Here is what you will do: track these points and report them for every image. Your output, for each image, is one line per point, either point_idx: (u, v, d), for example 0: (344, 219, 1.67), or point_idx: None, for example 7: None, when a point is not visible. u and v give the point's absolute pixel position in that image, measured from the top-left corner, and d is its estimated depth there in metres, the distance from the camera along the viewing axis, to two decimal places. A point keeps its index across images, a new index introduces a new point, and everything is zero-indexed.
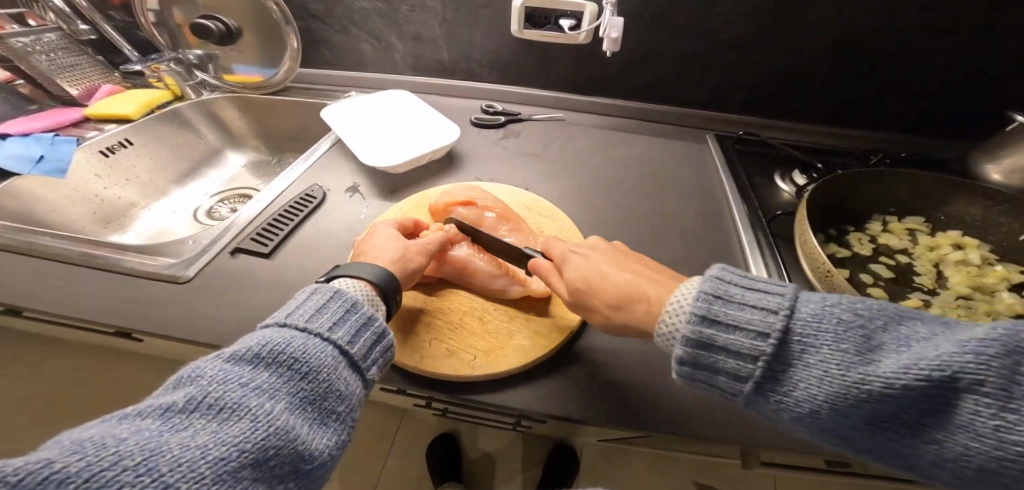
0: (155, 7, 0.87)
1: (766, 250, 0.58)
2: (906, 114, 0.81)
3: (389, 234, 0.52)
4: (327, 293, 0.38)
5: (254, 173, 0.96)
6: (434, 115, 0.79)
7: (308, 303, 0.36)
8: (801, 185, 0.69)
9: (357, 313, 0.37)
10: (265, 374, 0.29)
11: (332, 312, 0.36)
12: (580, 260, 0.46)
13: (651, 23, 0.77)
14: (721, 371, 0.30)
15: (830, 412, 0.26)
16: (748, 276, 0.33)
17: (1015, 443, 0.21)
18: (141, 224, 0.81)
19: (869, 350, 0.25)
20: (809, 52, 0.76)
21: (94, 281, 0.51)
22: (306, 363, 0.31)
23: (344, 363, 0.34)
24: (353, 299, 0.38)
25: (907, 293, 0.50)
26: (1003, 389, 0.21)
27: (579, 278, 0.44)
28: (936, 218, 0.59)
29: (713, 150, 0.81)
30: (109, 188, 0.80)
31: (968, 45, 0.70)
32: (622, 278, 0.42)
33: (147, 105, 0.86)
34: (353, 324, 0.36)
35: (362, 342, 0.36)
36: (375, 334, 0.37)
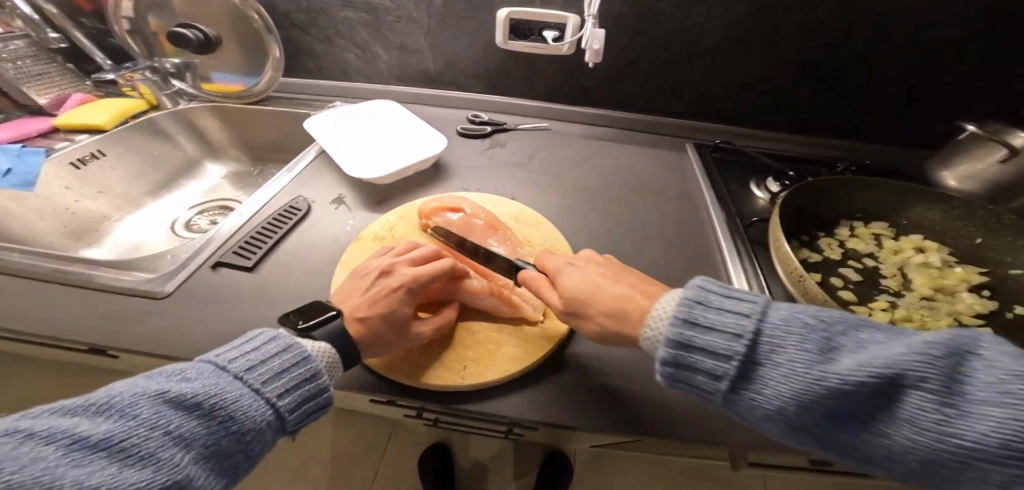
0: (131, 14, 0.85)
1: (745, 254, 0.61)
2: (871, 123, 0.85)
3: (387, 289, 0.47)
4: (300, 356, 0.37)
5: (235, 184, 0.94)
6: (420, 126, 0.79)
7: (274, 362, 0.35)
8: (775, 192, 0.72)
9: (313, 383, 0.36)
10: (193, 423, 0.28)
11: (289, 377, 0.35)
12: (574, 273, 0.46)
13: (631, 35, 0.80)
14: (797, 415, 0.27)
15: (926, 464, 0.23)
16: (830, 313, 0.30)
17: (957, 436, 0.22)
18: (114, 238, 0.78)
19: (993, 402, 0.22)
20: (779, 63, 0.80)
21: (66, 296, 0.49)
22: (237, 424, 0.30)
23: (274, 426, 0.33)
24: (317, 368, 0.37)
25: (874, 295, 0.53)
26: (945, 386, 0.23)
27: (576, 288, 0.44)
28: (899, 222, 0.62)
29: (692, 157, 0.84)
30: (81, 200, 0.77)
31: (925, 57, 0.75)
32: (616, 291, 0.42)
33: (121, 113, 0.84)
34: (306, 392, 0.36)
35: (300, 411, 0.35)
36: (321, 404, 0.37)
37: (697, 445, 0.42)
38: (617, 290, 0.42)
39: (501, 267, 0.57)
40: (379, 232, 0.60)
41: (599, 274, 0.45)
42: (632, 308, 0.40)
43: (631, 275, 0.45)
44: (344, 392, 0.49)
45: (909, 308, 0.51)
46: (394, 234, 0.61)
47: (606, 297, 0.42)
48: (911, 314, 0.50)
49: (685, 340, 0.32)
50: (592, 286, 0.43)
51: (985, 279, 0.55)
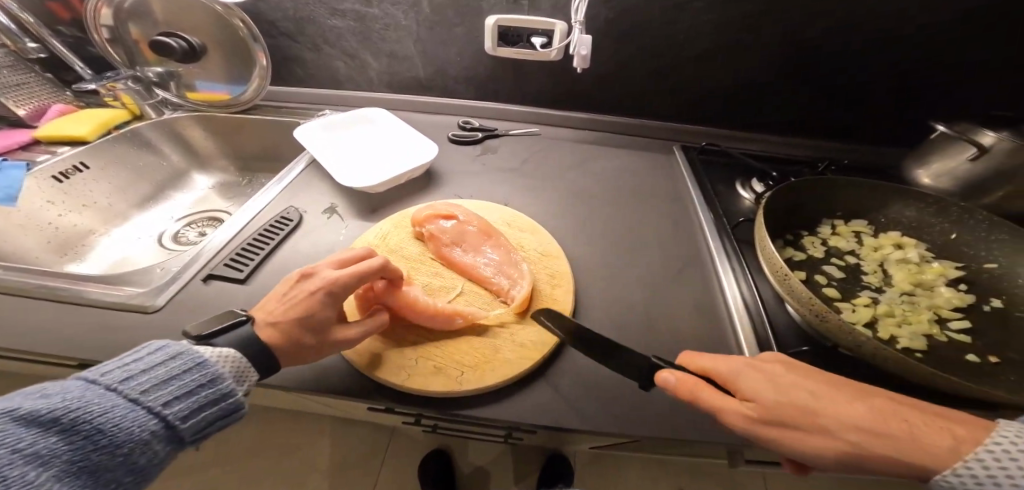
0: (111, 21, 0.84)
1: (732, 254, 0.63)
2: (848, 125, 0.89)
3: (306, 291, 0.44)
4: (192, 362, 0.35)
5: (224, 194, 0.93)
6: (412, 133, 0.79)
7: (159, 370, 0.33)
8: (759, 192, 0.74)
9: (211, 389, 0.35)
10: (51, 440, 0.26)
11: (180, 384, 0.33)
12: (764, 379, 0.36)
13: (617, 41, 0.82)
14: None
15: None
16: None
17: None
18: (101, 252, 0.76)
19: None
20: (760, 67, 0.82)
21: (52, 312, 0.48)
22: (109, 436, 0.28)
23: (160, 438, 0.31)
24: (215, 372, 0.35)
25: (857, 291, 0.55)
26: None
27: (778, 396, 0.34)
28: (877, 220, 0.65)
29: (680, 160, 0.86)
30: (65, 215, 0.75)
31: (897, 60, 0.78)
32: (853, 407, 0.33)
33: (103, 125, 0.81)
34: (199, 400, 0.34)
35: (196, 418, 0.33)
36: (220, 411, 0.35)
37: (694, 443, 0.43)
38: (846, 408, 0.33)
39: (495, 272, 0.57)
40: (373, 241, 0.60)
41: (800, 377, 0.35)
42: (886, 430, 0.31)
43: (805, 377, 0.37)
44: (342, 401, 0.49)
45: (890, 303, 0.53)
46: (387, 243, 0.61)
47: (841, 411, 0.32)
48: (893, 309, 0.52)
49: None
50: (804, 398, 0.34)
51: (961, 273, 0.58)
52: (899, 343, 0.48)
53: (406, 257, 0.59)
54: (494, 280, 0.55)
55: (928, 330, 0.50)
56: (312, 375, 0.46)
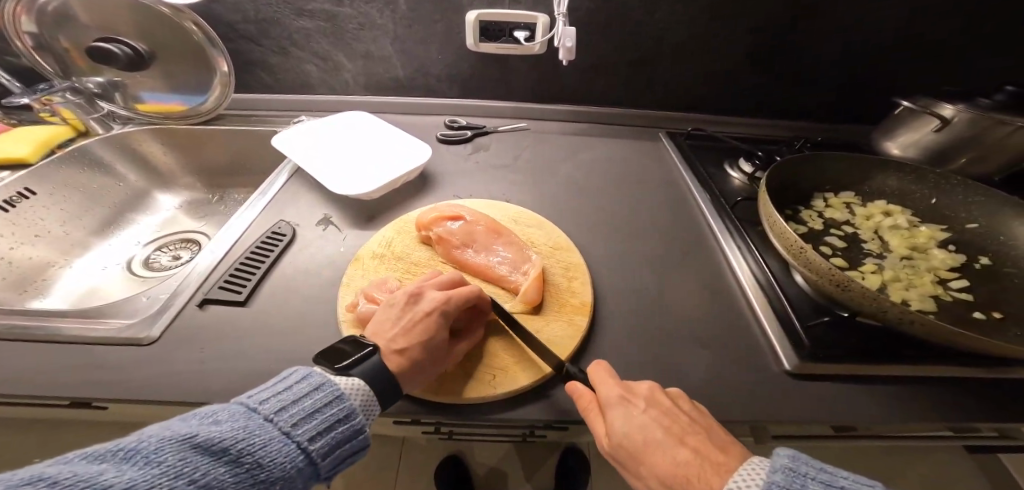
0: (34, 28, 0.74)
1: (736, 232, 0.65)
2: (818, 105, 0.94)
3: (421, 315, 0.44)
4: (333, 394, 0.34)
5: (194, 213, 0.85)
6: (401, 135, 0.76)
7: (306, 402, 0.32)
8: (749, 172, 0.77)
9: (347, 425, 0.33)
10: (219, 474, 0.25)
11: (322, 418, 0.32)
12: (628, 413, 0.37)
13: (599, 33, 0.82)
14: None
15: None
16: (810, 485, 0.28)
17: None
18: (64, 285, 0.67)
19: None
20: (737, 53, 0.84)
21: (22, 356, 0.41)
22: (266, 473, 0.27)
23: (303, 475, 0.30)
24: (350, 406, 0.34)
25: (860, 260, 0.58)
26: None
27: (628, 436, 0.35)
28: (863, 191, 0.69)
29: (668, 146, 0.88)
30: (17, 247, 0.66)
31: (861, 40, 0.82)
32: (676, 457, 0.33)
33: (44, 144, 0.72)
34: (336, 436, 0.32)
35: (332, 453, 0.32)
36: (351, 449, 0.33)
37: (737, 424, 0.43)
38: (656, 458, 0.33)
39: (510, 270, 0.55)
40: (378, 249, 0.57)
41: (636, 425, 0.36)
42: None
43: (685, 416, 0.37)
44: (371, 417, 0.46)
45: (895, 268, 0.56)
46: (393, 250, 0.58)
47: (665, 460, 0.33)
48: (898, 274, 0.55)
49: None
50: (634, 442, 0.35)
51: (947, 235, 0.62)
52: (911, 305, 0.51)
53: (416, 262, 0.57)
54: (511, 279, 0.54)
55: (931, 291, 0.53)
56: None
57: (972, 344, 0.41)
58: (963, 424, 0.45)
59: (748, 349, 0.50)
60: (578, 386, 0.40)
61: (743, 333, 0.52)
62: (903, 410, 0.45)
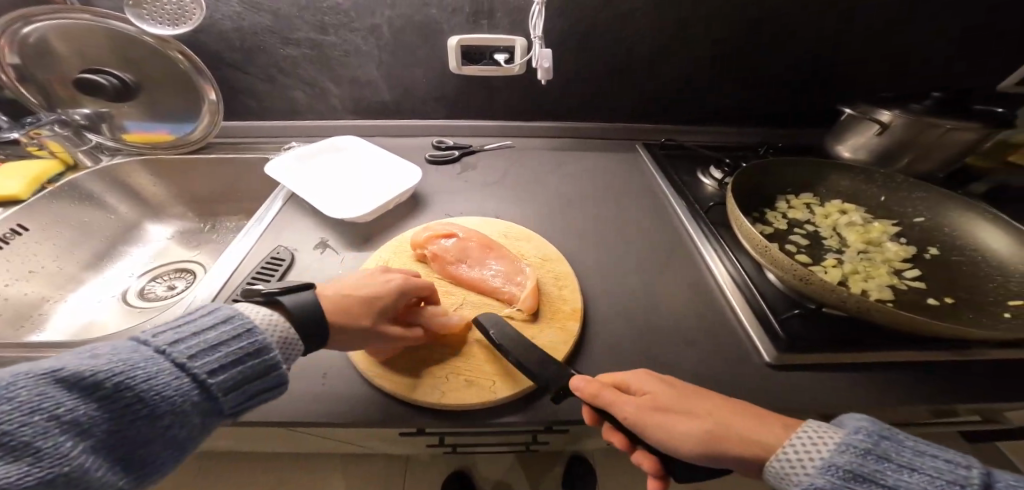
0: (16, 59, 0.73)
1: (710, 235, 0.70)
2: (779, 113, 1.01)
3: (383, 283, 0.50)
4: (240, 328, 0.35)
5: (187, 243, 0.86)
6: (391, 157, 0.79)
7: (207, 336, 0.33)
8: (719, 178, 0.83)
9: (255, 359, 0.35)
10: (88, 407, 0.26)
11: (226, 351, 0.34)
12: (657, 385, 0.41)
13: (574, 53, 0.87)
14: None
15: None
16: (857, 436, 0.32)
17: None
18: (60, 320, 0.67)
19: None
20: (702, 67, 0.91)
21: None
22: (148, 405, 0.28)
23: (207, 407, 0.31)
24: (245, 328, 0.36)
25: (822, 255, 0.64)
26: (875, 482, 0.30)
27: (666, 401, 0.39)
28: (821, 191, 0.75)
29: (644, 156, 0.94)
30: (12, 283, 0.65)
31: (813, 51, 0.89)
32: (716, 406, 0.38)
33: (36, 179, 0.72)
34: (240, 370, 0.34)
35: (229, 375, 0.33)
36: (263, 382, 0.35)
37: None
38: (703, 412, 0.37)
39: (504, 282, 0.58)
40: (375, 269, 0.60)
41: (657, 390, 0.40)
42: (729, 428, 0.35)
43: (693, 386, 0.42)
44: (378, 429, 0.48)
45: (853, 262, 0.62)
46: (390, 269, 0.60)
47: (710, 409, 0.38)
48: (857, 267, 0.61)
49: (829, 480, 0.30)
50: (676, 407, 0.38)
51: (898, 228, 0.69)
52: (870, 295, 0.56)
53: None
54: (504, 290, 0.57)
55: (886, 280, 0.59)
56: (347, 406, 0.45)
57: (919, 326, 0.46)
58: (920, 401, 0.50)
59: (727, 344, 0.54)
60: (582, 381, 0.42)
61: (723, 329, 0.56)
62: (866, 391, 0.50)
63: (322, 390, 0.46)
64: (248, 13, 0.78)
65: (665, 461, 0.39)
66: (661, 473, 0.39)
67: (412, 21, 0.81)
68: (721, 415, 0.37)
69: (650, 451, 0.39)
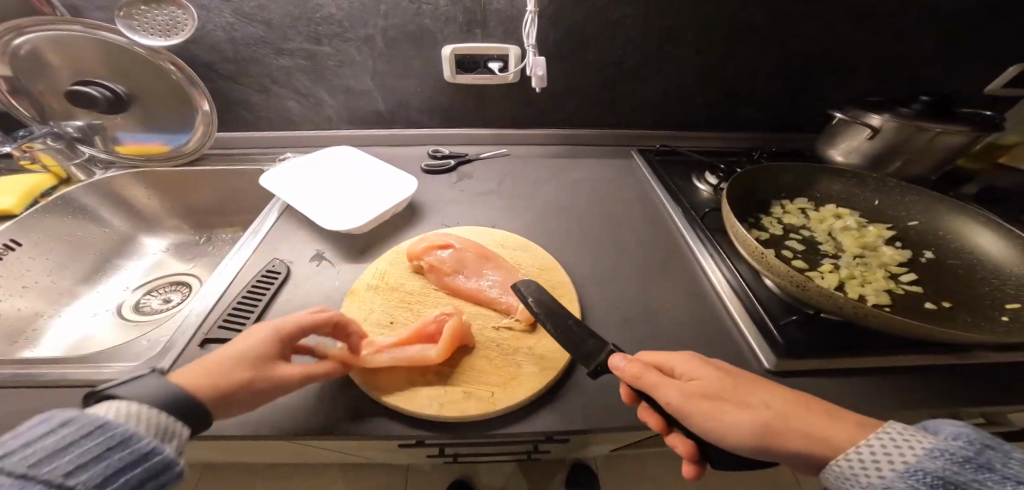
0: (8, 72, 0.73)
1: (707, 241, 0.70)
2: (772, 117, 1.02)
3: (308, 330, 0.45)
4: (89, 425, 0.28)
5: (182, 255, 0.86)
6: (386, 167, 0.79)
7: (45, 442, 0.26)
8: (715, 183, 0.83)
9: (127, 449, 0.28)
10: None
11: (81, 451, 0.26)
12: (708, 372, 0.39)
13: (568, 60, 0.87)
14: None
15: None
16: (948, 440, 0.30)
17: None
18: (54, 335, 0.66)
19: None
20: (695, 73, 0.91)
21: (26, 406, 0.42)
22: None
23: None
24: (101, 419, 0.28)
25: (819, 261, 0.64)
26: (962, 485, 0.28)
27: (720, 388, 0.37)
28: (816, 196, 0.75)
29: (639, 163, 0.94)
30: (4, 299, 0.64)
31: (803, 56, 0.90)
32: (775, 399, 0.36)
33: (29, 193, 0.71)
34: (113, 464, 0.27)
35: (97, 471, 0.26)
36: (147, 473, 0.28)
37: None
38: (760, 403, 0.35)
39: (501, 292, 0.58)
40: (372, 281, 0.59)
41: (706, 377, 0.38)
42: (789, 423, 0.34)
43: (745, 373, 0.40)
44: (375, 444, 0.48)
45: (850, 266, 0.62)
46: (387, 281, 0.60)
47: (766, 401, 0.36)
48: (854, 272, 0.61)
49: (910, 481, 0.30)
50: (728, 394, 0.36)
51: (893, 232, 0.69)
52: (867, 300, 0.56)
53: (409, 291, 0.59)
54: (501, 300, 0.57)
55: (884, 285, 0.59)
56: (344, 421, 0.45)
57: (917, 331, 0.46)
58: (923, 406, 0.50)
59: (726, 351, 0.54)
60: (624, 362, 0.41)
61: (722, 336, 0.56)
62: (867, 397, 0.50)
63: (319, 405, 0.46)
64: (241, 24, 0.78)
65: (700, 447, 0.39)
66: (695, 458, 0.40)
67: (405, 31, 0.81)
68: (778, 407, 0.35)
69: (686, 435, 0.40)
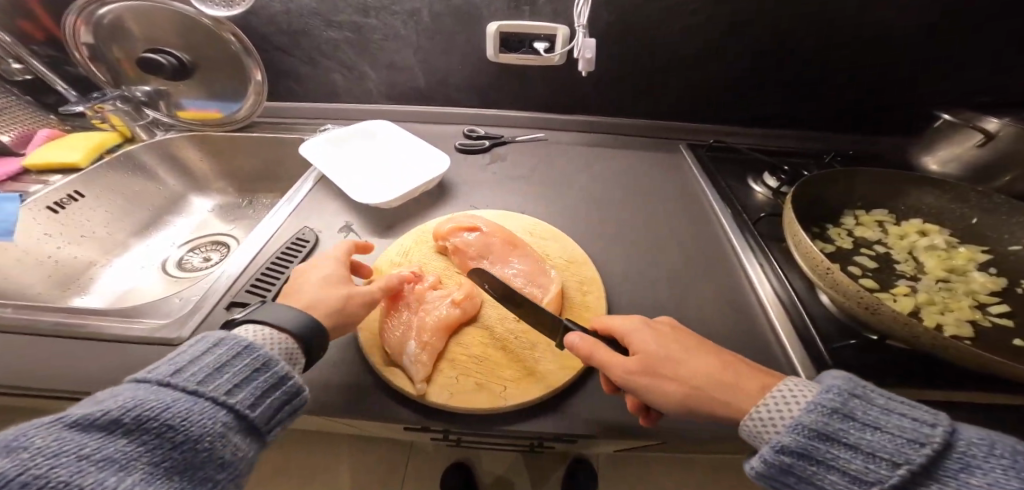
0: (91, 39, 0.79)
1: (757, 249, 0.63)
2: (854, 114, 0.89)
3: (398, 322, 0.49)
4: (237, 348, 0.33)
5: (225, 217, 0.90)
6: (421, 145, 0.78)
7: (219, 360, 0.31)
8: (774, 186, 0.75)
9: (267, 374, 0.33)
10: (120, 444, 0.24)
11: (238, 371, 0.31)
12: (649, 343, 0.39)
13: (622, 42, 0.81)
14: (799, 459, 0.30)
15: (809, 459, 0.29)
16: (828, 391, 0.31)
17: (828, 464, 0.29)
18: (104, 284, 0.72)
19: (875, 452, 0.28)
20: (766, 63, 0.82)
21: (68, 351, 0.44)
22: (182, 432, 0.26)
23: (238, 428, 0.29)
24: (265, 355, 0.33)
25: (893, 281, 0.56)
26: (836, 439, 0.29)
27: (657, 356, 0.38)
28: (898, 208, 0.66)
29: (689, 157, 0.87)
30: (63, 246, 0.71)
31: (895, 48, 0.79)
32: (704, 367, 0.37)
33: (95, 149, 0.77)
34: (260, 384, 0.32)
35: (267, 404, 0.32)
36: (285, 394, 0.33)
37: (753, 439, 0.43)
38: (694, 373, 0.37)
39: (526, 283, 0.56)
40: (396, 257, 0.59)
41: (647, 346, 0.39)
42: (716, 393, 0.36)
43: (683, 335, 0.40)
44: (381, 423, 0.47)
45: (929, 291, 0.54)
46: (410, 259, 0.60)
47: (698, 370, 0.37)
48: (933, 297, 0.53)
49: (803, 442, 0.30)
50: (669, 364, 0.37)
51: (989, 256, 0.59)
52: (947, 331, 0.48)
53: (433, 272, 0.59)
54: (525, 292, 0.54)
55: (969, 315, 0.50)
56: (353, 400, 0.44)
57: (1011, 375, 0.38)
58: None
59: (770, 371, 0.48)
60: (574, 336, 0.41)
61: (763, 353, 0.51)
62: None
63: (331, 381, 0.46)
64: None
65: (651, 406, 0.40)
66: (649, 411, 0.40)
67: (451, 6, 0.78)
68: (708, 373, 0.37)
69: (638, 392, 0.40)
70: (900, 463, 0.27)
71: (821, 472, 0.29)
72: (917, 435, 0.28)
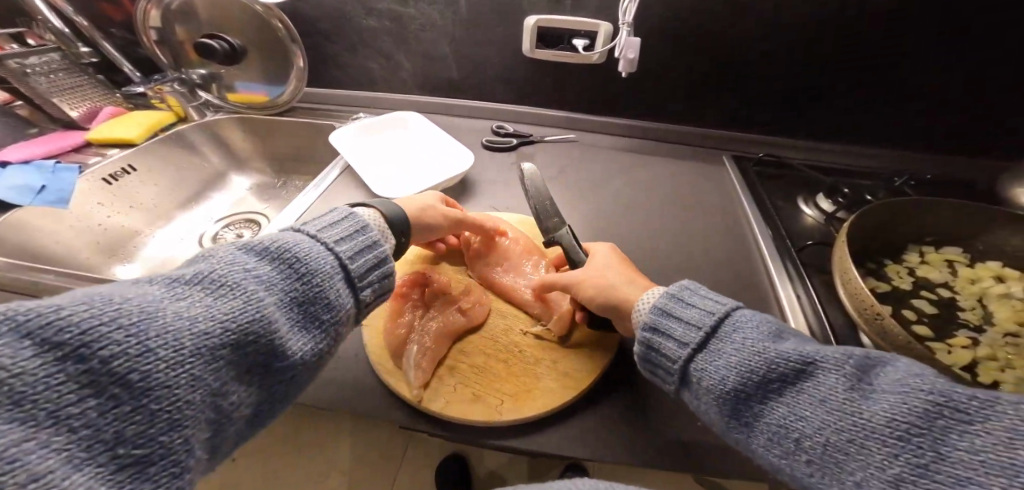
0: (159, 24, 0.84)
1: (799, 280, 0.57)
2: (935, 132, 0.78)
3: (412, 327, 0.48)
4: (298, 254, 0.34)
5: (260, 195, 0.94)
6: (446, 139, 0.76)
7: (285, 261, 0.33)
8: (827, 210, 0.68)
9: (321, 282, 0.34)
10: (215, 300, 0.27)
11: (299, 274, 0.33)
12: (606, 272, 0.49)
13: (669, 40, 0.75)
14: (647, 355, 0.38)
15: (650, 353, 0.38)
16: (668, 294, 0.40)
17: (661, 354, 0.37)
18: (145, 254, 0.78)
19: (684, 335, 0.36)
20: (833, 70, 0.74)
21: None
22: (258, 306, 0.29)
23: (295, 322, 0.32)
24: (320, 266, 0.34)
25: (952, 331, 0.48)
26: (661, 333, 0.37)
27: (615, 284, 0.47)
28: (974, 247, 0.57)
29: (732, 170, 0.80)
30: (113, 216, 0.77)
31: (997, 58, 0.68)
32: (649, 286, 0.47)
33: (150, 127, 0.83)
34: (314, 288, 0.33)
35: (318, 312, 0.33)
36: (334, 302, 0.35)
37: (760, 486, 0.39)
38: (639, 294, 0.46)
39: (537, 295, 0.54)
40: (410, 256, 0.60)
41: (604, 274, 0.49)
42: None
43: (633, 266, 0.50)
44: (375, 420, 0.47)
45: (995, 346, 0.46)
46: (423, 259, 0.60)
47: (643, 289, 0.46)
48: (998, 354, 0.45)
49: (646, 339, 0.38)
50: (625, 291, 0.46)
51: None
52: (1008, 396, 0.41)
53: (447, 275, 0.59)
54: (536, 304, 0.52)
55: None
56: (349, 394, 0.44)
57: None
58: None
59: None
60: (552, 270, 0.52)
61: None
62: None
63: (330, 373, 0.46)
64: None
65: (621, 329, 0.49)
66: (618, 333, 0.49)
67: None
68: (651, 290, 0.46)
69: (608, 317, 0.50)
70: (693, 341, 0.35)
71: (661, 361, 0.37)
72: (713, 320, 0.35)
